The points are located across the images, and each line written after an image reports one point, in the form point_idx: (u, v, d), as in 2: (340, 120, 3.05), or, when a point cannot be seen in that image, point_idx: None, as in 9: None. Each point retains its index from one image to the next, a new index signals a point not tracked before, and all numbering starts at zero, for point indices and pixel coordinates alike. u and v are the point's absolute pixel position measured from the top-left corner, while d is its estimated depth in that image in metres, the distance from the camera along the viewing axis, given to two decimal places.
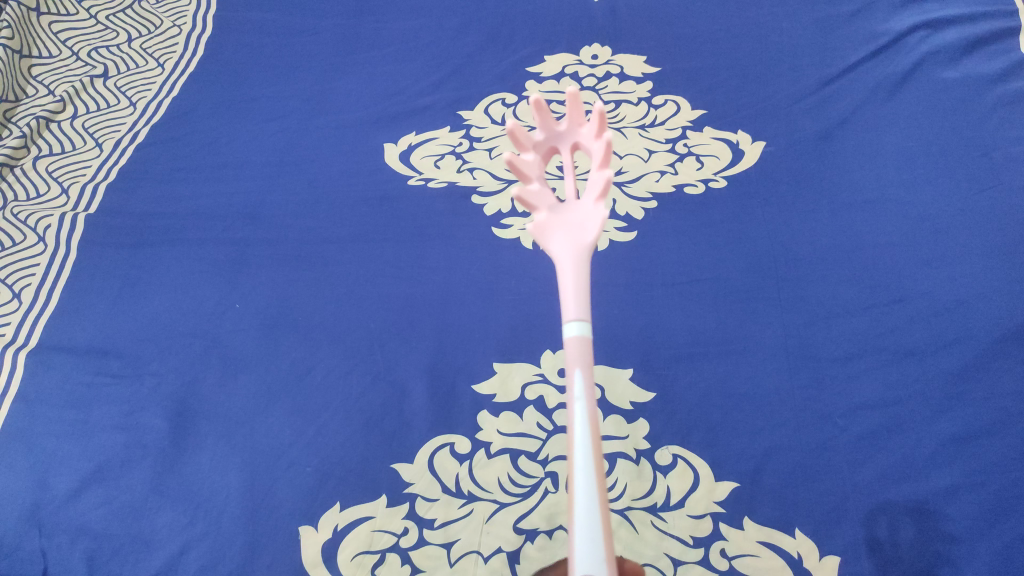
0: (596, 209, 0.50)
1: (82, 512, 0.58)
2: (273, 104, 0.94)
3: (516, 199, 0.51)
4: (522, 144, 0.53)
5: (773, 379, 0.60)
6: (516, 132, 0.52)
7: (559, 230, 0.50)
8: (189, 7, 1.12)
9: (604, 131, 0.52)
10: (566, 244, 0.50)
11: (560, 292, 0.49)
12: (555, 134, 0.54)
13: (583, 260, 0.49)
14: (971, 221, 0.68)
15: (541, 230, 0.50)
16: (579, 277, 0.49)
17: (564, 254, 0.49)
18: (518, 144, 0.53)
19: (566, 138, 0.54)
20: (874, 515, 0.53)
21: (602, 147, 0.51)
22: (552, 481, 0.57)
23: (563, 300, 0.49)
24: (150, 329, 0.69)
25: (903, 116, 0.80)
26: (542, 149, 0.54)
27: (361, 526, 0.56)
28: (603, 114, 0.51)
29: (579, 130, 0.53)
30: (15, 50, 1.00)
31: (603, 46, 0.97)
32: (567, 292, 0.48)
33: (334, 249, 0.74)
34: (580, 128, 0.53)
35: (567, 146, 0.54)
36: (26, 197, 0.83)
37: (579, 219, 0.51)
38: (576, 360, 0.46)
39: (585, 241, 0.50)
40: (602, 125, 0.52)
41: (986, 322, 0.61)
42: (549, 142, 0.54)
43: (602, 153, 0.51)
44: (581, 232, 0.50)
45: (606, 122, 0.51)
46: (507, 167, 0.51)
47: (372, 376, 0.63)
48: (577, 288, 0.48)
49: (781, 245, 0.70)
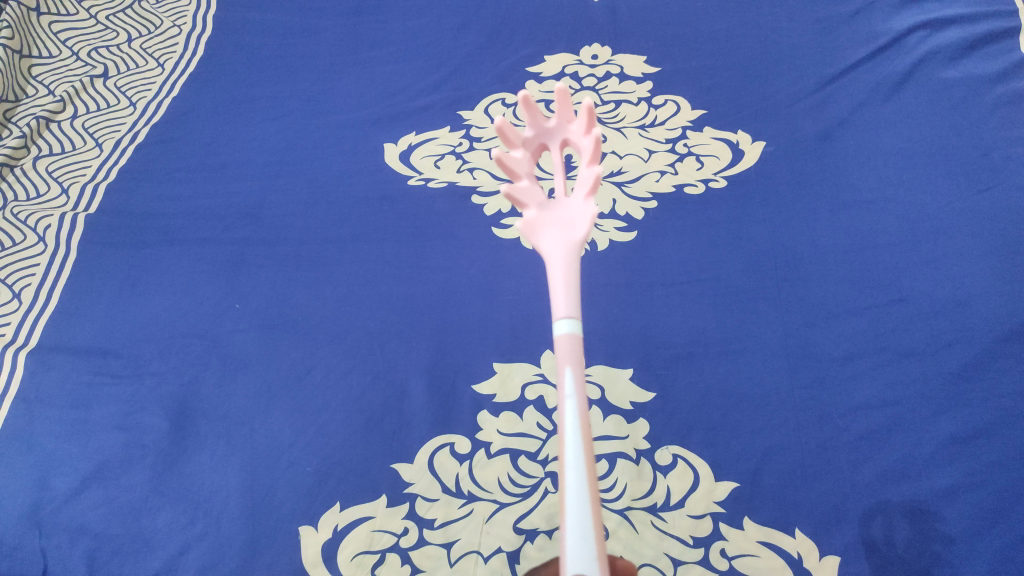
0: (586, 206, 0.50)
1: (82, 512, 0.58)
2: (273, 104, 0.94)
3: (505, 196, 0.51)
4: (511, 142, 0.52)
5: (773, 379, 0.60)
6: (504, 129, 0.51)
7: (548, 227, 0.50)
8: (189, 7, 1.11)
9: (593, 128, 0.51)
10: (556, 242, 0.49)
11: (551, 290, 0.49)
12: (545, 131, 0.53)
13: (573, 257, 0.49)
14: (971, 222, 0.68)
15: (530, 228, 0.50)
16: (570, 274, 0.48)
17: (554, 251, 0.49)
18: (507, 141, 0.52)
19: (555, 135, 0.53)
20: (873, 515, 0.53)
21: (592, 144, 0.50)
22: (551, 481, 0.57)
23: (554, 298, 0.48)
24: (151, 329, 0.69)
25: (903, 117, 0.80)
26: (531, 146, 0.53)
27: (361, 526, 0.56)
28: (592, 111, 0.50)
29: (568, 127, 0.53)
30: (15, 50, 1.00)
31: (603, 46, 0.97)
32: (558, 290, 0.48)
33: (334, 250, 0.74)
34: (569, 124, 0.53)
35: (557, 142, 0.53)
36: (26, 197, 0.83)
37: (569, 217, 0.50)
38: (567, 358, 0.46)
39: (575, 238, 0.49)
40: (591, 121, 0.51)
41: (986, 322, 0.61)
42: (538, 139, 0.53)
43: (591, 150, 0.50)
44: (571, 229, 0.50)
45: (595, 118, 0.51)
46: (496, 165, 0.51)
47: (372, 376, 0.63)
48: (567, 286, 0.48)
49: (781, 245, 0.70)
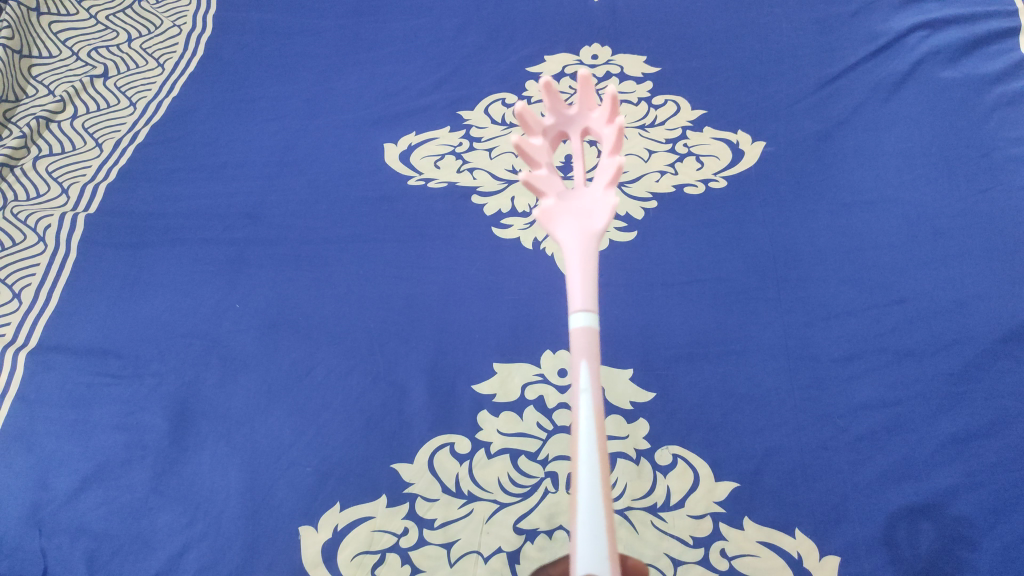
0: (606, 197, 0.50)
1: (81, 512, 0.58)
2: (273, 104, 0.93)
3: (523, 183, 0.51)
4: (530, 128, 0.53)
5: (772, 380, 0.60)
6: (526, 115, 0.52)
7: (568, 216, 0.50)
8: (189, 7, 1.11)
9: (615, 117, 0.52)
10: (573, 232, 0.50)
11: (567, 281, 0.49)
12: (565, 119, 0.54)
13: (591, 249, 0.49)
14: (971, 222, 0.68)
15: (547, 216, 0.50)
16: (586, 266, 0.49)
17: (571, 241, 0.49)
18: (527, 127, 0.53)
19: (575, 124, 0.54)
20: (871, 514, 0.53)
21: (614, 134, 0.51)
22: (552, 481, 0.57)
23: (571, 291, 0.49)
24: (152, 330, 0.69)
25: (902, 117, 0.80)
26: (550, 133, 0.54)
27: (361, 526, 0.56)
28: (614, 100, 0.51)
29: (589, 115, 0.54)
30: (15, 50, 1.00)
31: (603, 46, 0.97)
32: (575, 283, 0.48)
33: (335, 250, 0.74)
34: (590, 113, 0.54)
35: (576, 131, 0.54)
36: (26, 197, 0.83)
37: (588, 208, 0.51)
38: (583, 352, 0.46)
39: (594, 229, 0.50)
40: (613, 111, 0.52)
41: (987, 323, 0.61)
42: (557, 127, 0.54)
43: (613, 140, 0.51)
44: (590, 220, 0.50)
45: (617, 107, 0.52)
46: (515, 152, 0.51)
47: (373, 376, 0.63)
48: (584, 279, 0.48)
49: (781, 244, 0.70)
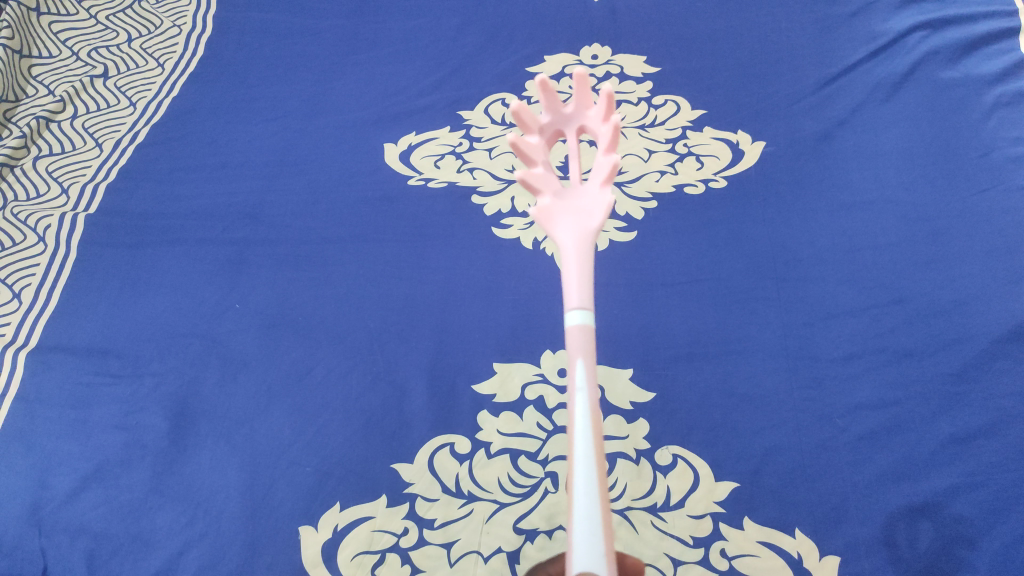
0: (602, 195, 0.50)
1: (81, 512, 0.58)
2: (272, 105, 0.93)
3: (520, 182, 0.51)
4: (527, 127, 0.53)
5: (772, 380, 0.60)
6: (523, 114, 0.52)
7: (565, 214, 0.50)
8: (189, 7, 1.11)
9: (612, 115, 0.52)
10: (570, 230, 0.50)
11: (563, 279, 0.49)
12: (562, 117, 0.54)
13: (587, 247, 0.49)
14: (971, 222, 0.68)
15: (544, 214, 0.50)
16: (583, 265, 0.49)
17: (568, 240, 0.49)
18: (524, 126, 0.53)
19: (572, 122, 0.54)
20: (871, 513, 0.53)
21: (610, 132, 0.51)
22: (551, 481, 0.57)
23: (567, 289, 0.49)
24: (152, 330, 0.69)
25: (902, 116, 0.80)
26: (547, 132, 0.54)
27: (361, 526, 0.56)
28: (611, 97, 0.51)
29: (586, 113, 0.54)
30: (15, 50, 1.00)
31: (603, 46, 0.97)
32: (571, 281, 0.48)
33: (335, 250, 0.74)
34: (586, 111, 0.54)
35: (573, 129, 0.54)
36: (26, 197, 0.83)
37: (585, 206, 0.51)
38: (579, 349, 0.46)
39: (591, 227, 0.50)
40: (609, 108, 0.52)
41: (987, 323, 0.61)
42: (554, 125, 0.54)
43: (609, 138, 0.51)
44: (587, 218, 0.50)
45: (614, 105, 0.52)
46: (512, 150, 0.51)
47: (373, 377, 0.63)
48: (580, 277, 0.48)
49: (781, 245, 0.70)
